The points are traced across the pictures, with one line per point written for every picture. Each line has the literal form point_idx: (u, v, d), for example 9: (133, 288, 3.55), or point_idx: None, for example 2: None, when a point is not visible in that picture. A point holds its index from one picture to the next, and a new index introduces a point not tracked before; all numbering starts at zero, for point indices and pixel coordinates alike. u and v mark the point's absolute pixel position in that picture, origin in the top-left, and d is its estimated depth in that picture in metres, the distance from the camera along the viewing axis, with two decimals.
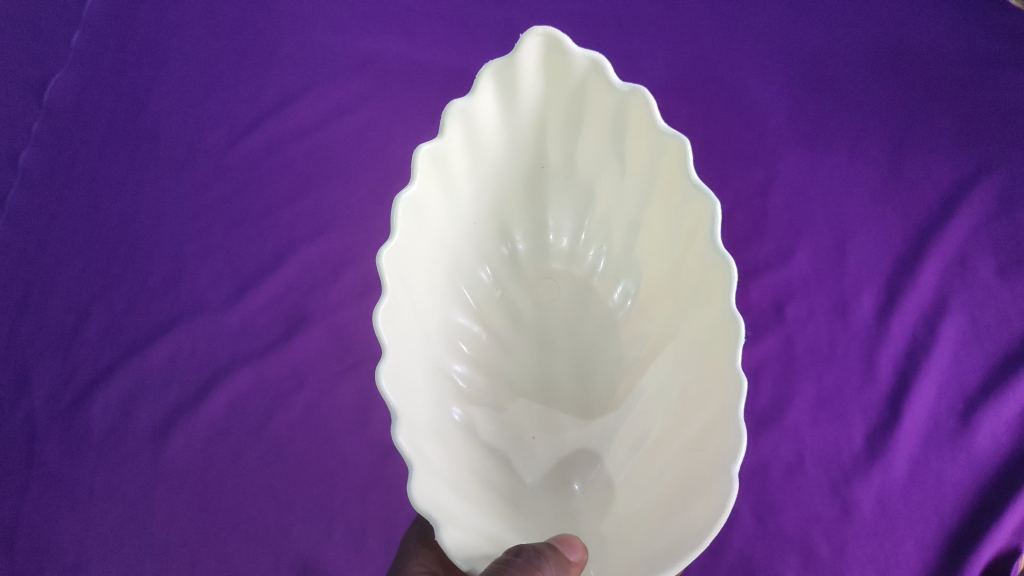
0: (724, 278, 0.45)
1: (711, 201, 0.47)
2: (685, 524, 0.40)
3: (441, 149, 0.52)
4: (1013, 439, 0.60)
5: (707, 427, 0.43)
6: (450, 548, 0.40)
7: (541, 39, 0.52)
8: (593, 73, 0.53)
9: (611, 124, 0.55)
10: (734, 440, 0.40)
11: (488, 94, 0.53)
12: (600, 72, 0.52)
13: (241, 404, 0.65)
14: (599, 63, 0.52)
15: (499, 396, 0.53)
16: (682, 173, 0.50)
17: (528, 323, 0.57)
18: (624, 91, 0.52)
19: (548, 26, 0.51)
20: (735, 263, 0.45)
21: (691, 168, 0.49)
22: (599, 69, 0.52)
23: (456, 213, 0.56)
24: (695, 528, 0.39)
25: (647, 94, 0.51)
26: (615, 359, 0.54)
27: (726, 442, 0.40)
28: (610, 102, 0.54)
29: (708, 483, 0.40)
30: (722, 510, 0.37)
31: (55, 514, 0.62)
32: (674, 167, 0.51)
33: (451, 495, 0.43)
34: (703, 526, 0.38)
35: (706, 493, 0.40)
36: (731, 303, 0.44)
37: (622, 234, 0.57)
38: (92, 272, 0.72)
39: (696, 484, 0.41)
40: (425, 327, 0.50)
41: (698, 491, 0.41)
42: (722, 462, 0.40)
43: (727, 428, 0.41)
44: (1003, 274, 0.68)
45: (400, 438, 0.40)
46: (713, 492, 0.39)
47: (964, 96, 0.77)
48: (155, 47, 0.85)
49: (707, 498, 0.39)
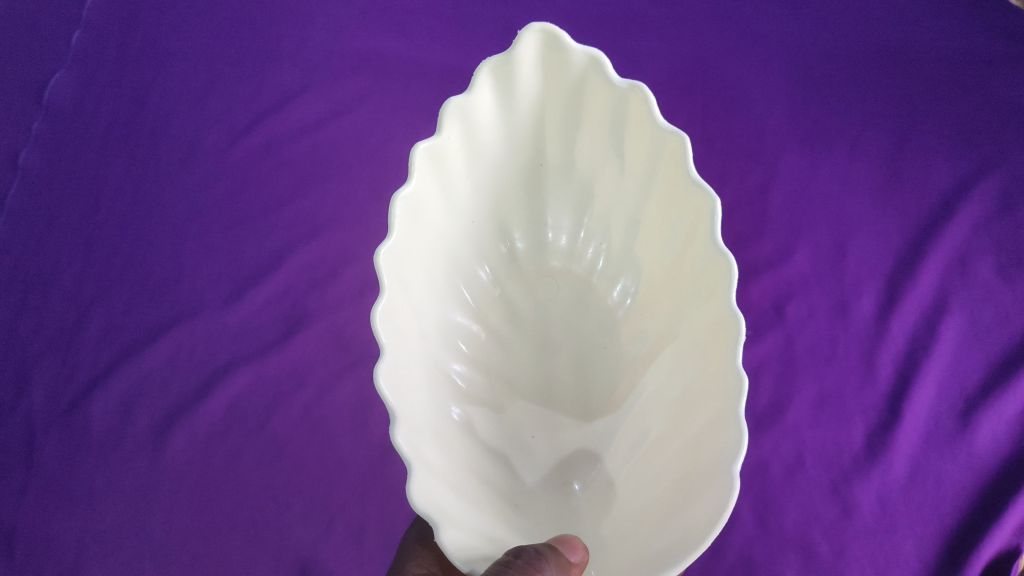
0: (724, 277, 0.45)
1: (711, 198, 0.47)
2: (687, 524, 0.40)
3: (439, 147, 0.52)
4: (1014, 438, 0.60)
5: (708, 427, 0.43)
6: (450, 549, 0.40)
7: (539, 36, 0.51)
8: (591, 70, 0.53)
9: (610, 121, 0.54)
10: (736, 440, 0.39)
11: (486, 92, 0.53)
12: (599, 69, 0.52)
13: (240, 404, 0.65)
14: (598, 60, 0.52)
15: (497, 395, 0.53)
16: (681, 170, 0.50)
17: (527, 321, 0.57)
18: (623, 88, 0.52)
19: (547, 23, 0.51)
20: (735, 261, 0.44)
21: (691, 166, 0.49)
22: (598, 66, 0.52)
23: (455, 212, 0.55)
24: (696, 528, 0.39)
25: (646, 91, 0.51)
26: (614, 358, 0.54)
27: (727, 442, 0.40)
28: (609, 100, 0.53)
29: (709, 484, 0.40)
30: (724, 509, 0.37)
31: (55, 514, 0.62)
32: (674, 165, 0.51)
33: (450, 496, 0.43)
34: (706, 526, 0.38)
35: (707, 493, 0.40)
36: (731, 301, 0.44)
37: (621, 232, 0.57)
38: (91, 272, 0.72)
39: (697, 484, 0.41)
40: (423, 326, 0.50)
41: (699, 491, 0.41)
42: (724, 462, 0.40)
43: (728, 428, 0.40)
44: (1003, 274, 0.67)
45: (399, 438, 0.40)
46: (715, 492, 0.39)
47: (964, 96, 0.77)
48: (154, 46, 0.85)
49: (708, 498, 0.39)
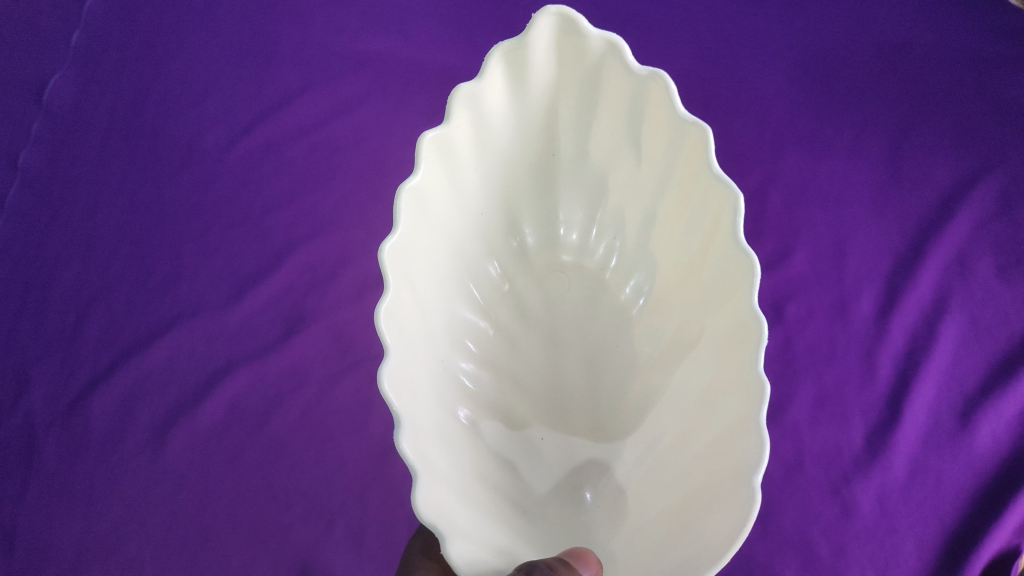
0: (746, 276, 0.45)
1: (734, 193, 0.47)
2: (705, 538, 0.40)
3: (446, 136, 0.51)
4: (1013, 438, 0.60)
5: (726, 435, 0.43)
6: (458, 563, 0.39)
7: (555, 18, 0.51)
8: (609, 55, 0.52)
9: (628, 110, 0.54)
10: (757, 451, 0.39)
11: (497, 78, 0.53)
12: (617, 54, 0.52)
13: (241, 404, 0.65)
14: (615, 44, 0.51)
15: (505, 392, 0.54)
16: (703, 162, 0.50)
17: (537, 318, 0.57)
18: (642, 75, 0.51)
19: (562, 5, 0.50)
20: (758, 260, 0.44)
21: (712, 161, 0.49)
22: (616, 51, 0.52)
23: (464, 205, 0.55)
24: (716, 543, 0.39)
25: (666, 79, 0.51)
26: (626, 357, 0.55)
27: (746, 452, 0.40)
28: (627, 86, 0.53)
29: (727, 494, 0.40)
30: (744, 524, 0.37)
31: (54, 515, 0.62)
32: (695, 156, 0.51)
33: (458, 505, 0.43)
34: (728, 537, 0.38)
35: (725, 506, 0.40)
36: (753, 302, 0.43)
37: (635, 227, 0.57)
38: (90, 273, 0.72)
39: (714, 497, 0.41)
40: (433, 320, 0.51)
41: (717, 503, 0.40)
42: (744, 473, 0.39)
43: (749, 436, 0.40)
44: (1003, 275, 0.68)
45: (404, 444, 0.40)
46: (735, 504, 0.39)
47: (964, 97, 0.77)
48: (155, 47, 0.85)
49: (728, 510, 0.39)
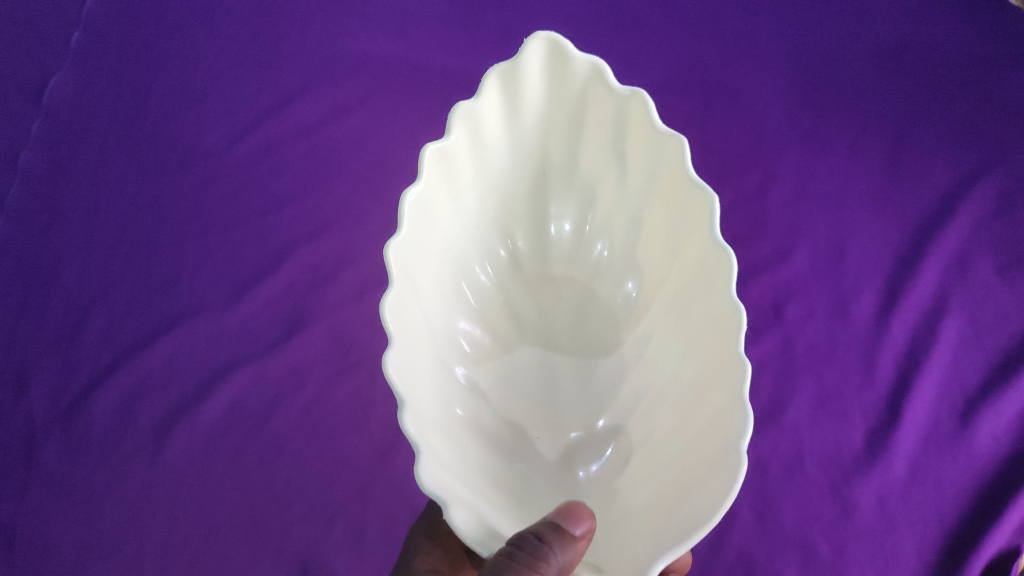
0: (725, 271, 0.46)
1: (710, 193, 0.48)
2: (698, 510, 0.39)
3: (445, 149, 0.52)
4: (1013, 437, 0.60)
5: (716, 418, 0.43)
6: (461, 532, 0.39)
7: (544, 43, 0.52)
8: (594, 78, 0.54)
9: (614, 127, 0.55)
10: (741, 422, 0.40)
11: (490, 97, 0.54)
12: (602, 76, 0.53)
13: (241, 405, 0.65)
14: (599, 67, 0.53)
15: (502, 399, 0.53)
16: (683, 170, 0.51)
17: (530, 327, 0.56)
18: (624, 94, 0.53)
19: (551, 32, 0.52)
20: (735, 255, 0.45)
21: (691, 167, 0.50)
22: (600, 73, 0.53)
23: (459, 216, 0.55)
24: (706, 510, 0.39)
25: (647, 97, 0.52)
26: (619, 365, 0.54)
27: (732, 429, 0.40)
28: (612, 105, 0.54)
29: (715, 469, 0.40)
30: (732, 491, 0.37)
31: (55, 515, 0.62)
32: (677, 166, 0.51)
33: (458, 487, 0.43)
34: (718, 502, 0.38)
35: (716, 480, 0.40)
36: (732, 292, 0.44)
37: (625, 236, 0.57)
38: (91, 274, 0.72)
39: (705, 472, 0.41)
40: (429, 323, 0.50)
41: (708, 479, 0.40)
42: (732, 445, 0.39)
43: (734, 413, 0.41)
44: (1003, 275, 0.68)
45: (406, 422, 0.40)
46: (724, 474, 0.39)
47: (964, 96, 0.77)
48: (155, 47, 0.85)
49: (716, 482, 0.39)
